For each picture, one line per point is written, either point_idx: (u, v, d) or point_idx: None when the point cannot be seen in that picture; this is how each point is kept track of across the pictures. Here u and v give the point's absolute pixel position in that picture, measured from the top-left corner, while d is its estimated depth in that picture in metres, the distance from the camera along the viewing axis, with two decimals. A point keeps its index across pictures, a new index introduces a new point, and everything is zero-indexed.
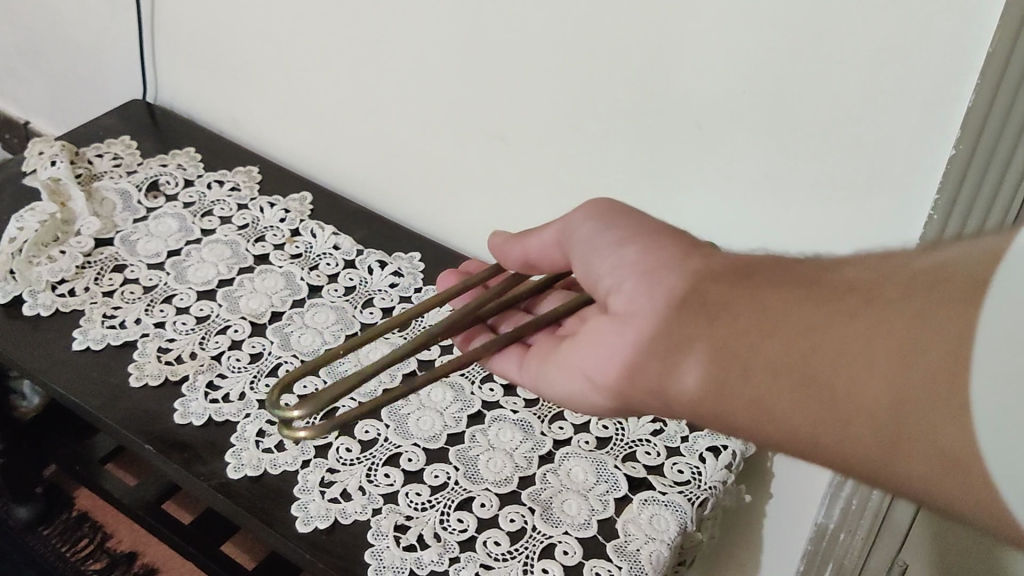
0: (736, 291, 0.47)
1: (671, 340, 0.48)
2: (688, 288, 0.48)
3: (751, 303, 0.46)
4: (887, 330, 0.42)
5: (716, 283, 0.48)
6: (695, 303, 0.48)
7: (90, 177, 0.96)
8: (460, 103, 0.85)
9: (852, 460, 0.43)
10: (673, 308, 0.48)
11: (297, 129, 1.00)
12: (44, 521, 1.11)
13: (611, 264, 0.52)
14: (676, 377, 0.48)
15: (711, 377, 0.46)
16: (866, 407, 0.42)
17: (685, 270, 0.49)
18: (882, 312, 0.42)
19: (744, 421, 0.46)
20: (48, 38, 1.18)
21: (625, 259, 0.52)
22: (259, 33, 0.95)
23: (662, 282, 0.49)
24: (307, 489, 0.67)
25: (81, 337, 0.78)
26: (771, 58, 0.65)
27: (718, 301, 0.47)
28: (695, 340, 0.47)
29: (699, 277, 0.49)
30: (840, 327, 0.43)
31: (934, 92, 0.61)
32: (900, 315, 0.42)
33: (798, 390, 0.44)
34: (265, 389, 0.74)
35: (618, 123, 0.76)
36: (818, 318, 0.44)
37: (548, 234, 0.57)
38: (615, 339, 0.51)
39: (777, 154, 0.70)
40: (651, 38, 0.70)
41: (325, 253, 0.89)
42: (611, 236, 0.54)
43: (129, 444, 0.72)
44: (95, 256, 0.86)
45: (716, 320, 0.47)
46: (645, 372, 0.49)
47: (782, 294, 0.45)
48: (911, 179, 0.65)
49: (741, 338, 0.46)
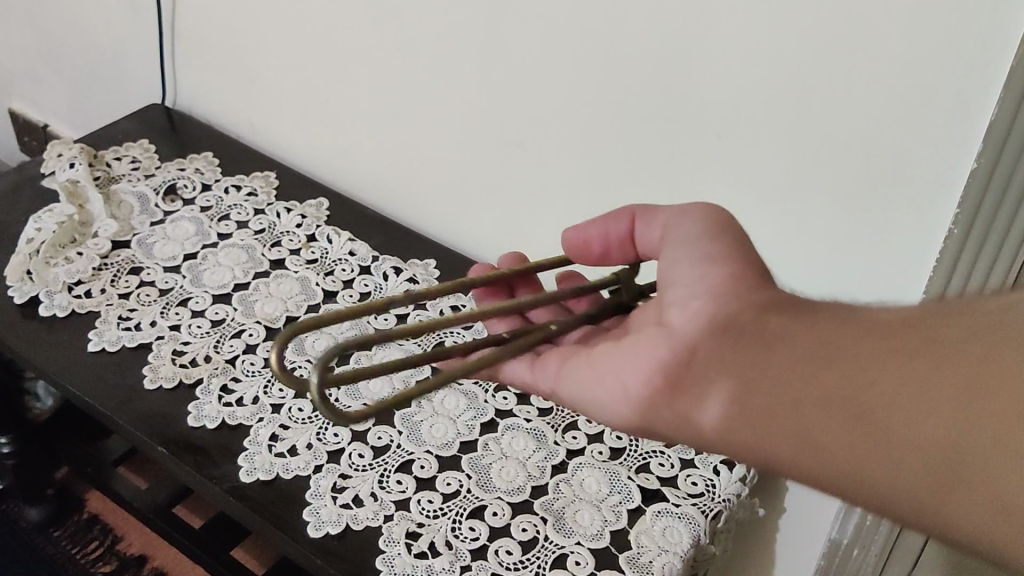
0: (796, 321, 0.45)
1: (716, 363, 0.46)
2: (746, 316, 0.46)
3: (811, 334, 0.44)
4: (954, 373, 0.41)
5: (777, 312, 0.46)
6: (754, 329, 0.46)
7: (108, 179, 0.97)
8: (477, 112, 0.85)
9: (894, 499, 0.41)
10: (730, 332, 0.46)
11: (313, 134, 1.00)
12: (55, 522, 1.12)
13: (687, 281, 0.50)
14: (712, 399, 0.46)
15: (753, 402, 0.44)
16: (923, 447, 0.40)
17: (745, 295, 0.47)
18: (950, 355, 0.41)
19: (780, 449, 0.43)
20: (68, 40, 1.19)
21: (694, 281, 0.49)
22: (279, 39, 0.95)
23: (725, 306, 0.47)
24: (319, 494, 0.67)
25: (97, 339, 0.78)
26: (793, 69, 0.65)
27: (780, 330, 0.45)
28: (747, 366, 0.45)
29: (761, 305, 0.46)
30: (903, 364, 0.42)
31: (958, 103, 0.60)
32: (970, 360, 0.41)
33: (848, 424, 0.42)
34: (279, 394, 0.74)
35: (635, 133, 0.76)
36: (883, 354, 0.42)
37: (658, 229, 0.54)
38: (652, 358, 0.48)
39: (796, 167, 0.69)
40: (670, 49, 0.70)
41: (341, 258, 0.89)
42: (679, 257, 0.51)
43: (142, 446, 0.72)
44: (112, 258, 0.87)
45: (774, 347, 0.45)
46: (682, 393, 0.47)
47: (842, 328, 0.44)
48: (931, 194, 0.65)
49: (798, 365, 0.44)
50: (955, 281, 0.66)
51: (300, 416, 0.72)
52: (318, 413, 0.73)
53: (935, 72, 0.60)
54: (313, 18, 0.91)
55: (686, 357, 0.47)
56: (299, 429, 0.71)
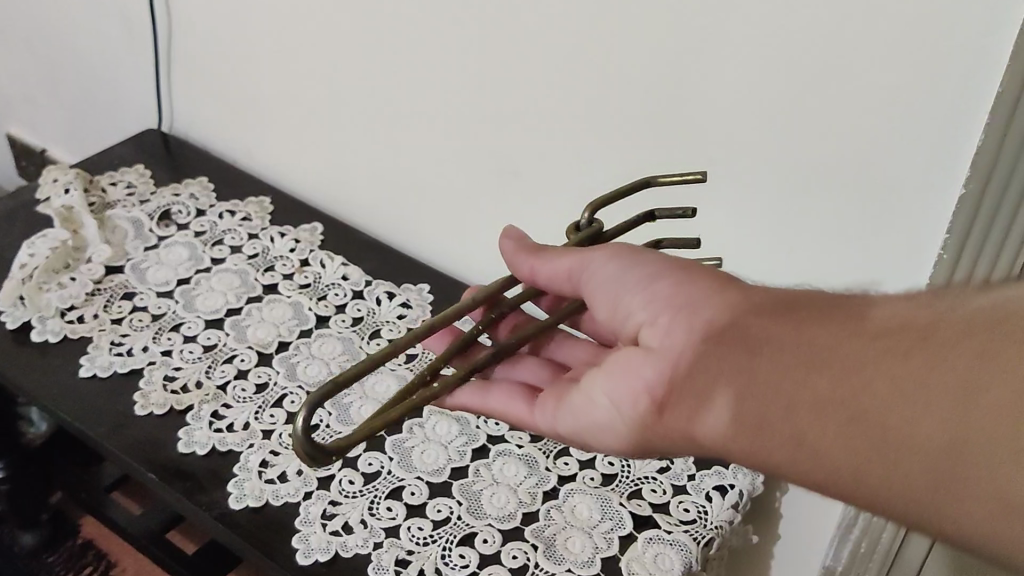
0: (780, 323, 0.46)
1: (705, 371, 0.46)
2: (727, 321, 0.47)
3: (797, 336, 0.45)
4: (932, 363, 0.43)
5: (758, 314, 0.46)
6: (736, 334, 0.46)
7: (102, 205, 0.97)
8: (470, 136, 0.85)
9: (904, 499, 0.42)
10: (712, 340, 0.46)
11: (308, 160, 1.00)
12: (49, 548, 1.11)
13: (645, 298, 0.51)
14: (706, 408, 0.46)
15: (750, 412, 0.45)
16: (922, 441, 0.42)
17: (719, 293, 0.48)
18: (923, 347, 0.43)
19: (778, 454, 0.44)
20: (66, 66, 1.19)
21: (655, 293, 0.50)
22: (274, 65, 0.96)
23: (698, 314, 0.48)
24: (308, 521, 0.66)
25: (88, 364, 0.78)
26: (786, 90, 0.66)
27: (762, 334, 0.46)
28: (736, 374, 0.45)
29: (739, 309, 0.47)
30: (890, 367, 0.43)
31: (946, 127, 0.61)
32: (944, 351, 0.43)
33: (845, 428, 0.43)
34: (269, 420, 0.74)
35: (627, 158, 0.76)
36: (863, 352, 0.44)
37: (558, 264, 0.55)
38: (648, 371, 0.49)
39: (790, 190, 0.69)
40: (661, 74, 0.70)
41: (334, 283, 0.89)
42: (633, 275, 0.52)
43: (132, 472, 0.72)
44: (105, 283, 0.87)
45: (757, 351, 0.45)
46: (678, 407, 0.47)
47: (831, 328, 0.45)
48: (921, 215, 0.65)
49: (787, 370, 0.44)
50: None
51: (291, 442, 0.72)
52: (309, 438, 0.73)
53: (927, 91, 0.61)
54: (307, 43, 0.92)
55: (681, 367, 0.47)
56: (290, 456, 0.71)
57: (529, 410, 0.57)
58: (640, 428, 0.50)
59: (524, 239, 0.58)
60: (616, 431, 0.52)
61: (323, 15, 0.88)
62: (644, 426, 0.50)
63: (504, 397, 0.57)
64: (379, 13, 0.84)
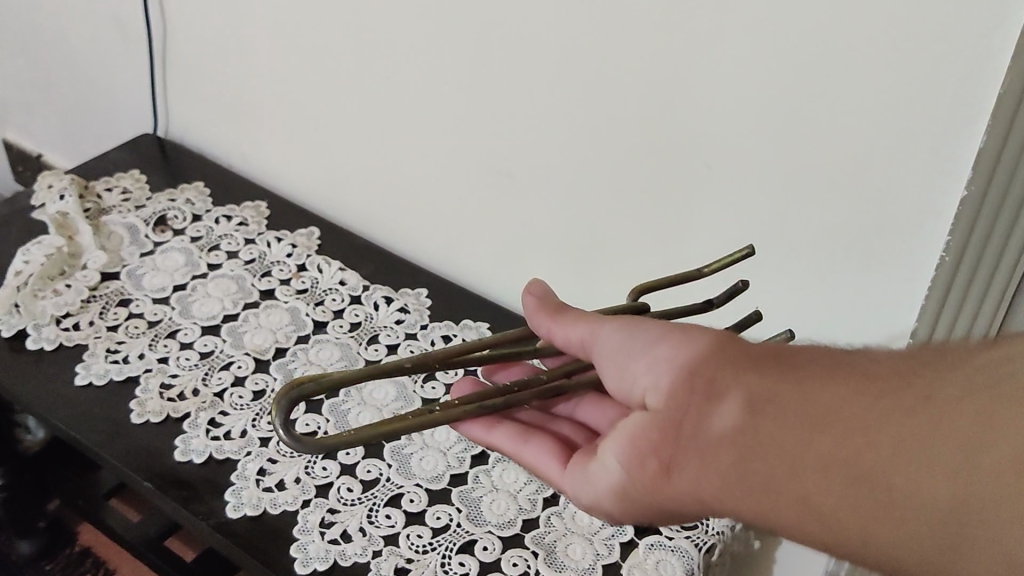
0: (780, 385, 0.45)
1: (709, 433, 0.45)
2: (726, 381, 0.45)
3: (797, 398, 0.44)
4: (934, 419, 0.41)
5: (757, 375, 0.45)
6: (737, 396, 0.45)
7: (98, 211, 0.96)
8: (466, 140, 0.84)
9: (908, 558, 0.41)
10: (714, 402, 0.45)
11: (304, 163, 1.00)
12: (46, 556, 1.11)
13: (647, 361, 0.49)
14: (707, 468, 0.45)
15: (749, 475, 0.44)
16: (924, 500, 0.40)
17: (721, 348, 0.47)
18: (924, 400, 0.42)
19: (781, 516, 0.43)
20: (61, 71, 1.19)
21: (657, 355, 0.48)
22: (269, 69, 0.95)
23: (698, 376, 0.46)
24: (307, 530, 0.66)
25: (84, 372, 0.78)
26: (783, 94, 0.65)
27: (763, 395, 0.44)
28: (739, 437, 0.44)
29: (737, 369, 0.46)
30: (890, 425, 0.42)
31: (946, 130, 0.60)
32: (944, 403, 0.41)
33: (849, 490, 0.42)
34: (267, 427, 0.73)
35: (624, 161, 0.75)
36: (864, 410, 0.42)
37: (575, 331, 0.53)
38: (654, 436, 0.47)
39: (788, 195, 0.69)
40: (659, 76, 0.69)
41: (331, 288, 0.89)
42: (641, 336, 0.50)
43: (128, 481, 0.71)
44: (101, 290, 0.86)
45: (758, 413, 0.44)
46: (684, 469, 0.46)
47: (830, 387, 0.44)
48: (923, 218, 0.64)
49: (789, 432, 0.43)
50: (955, 293, 0.65)
51: (288, 449, 0.71)
52: None
53: (926, 96, 0.59)
54: (302, 47, 0.91)
55: (683, 431, 0.46)
56: (287, 464, 0.70)
57: (561, 471, 0.54)
58: (645, 494, 0.49)
59: (547, 296, 0.55)
60: (621, 494, 0.50)
61: (318, 18, 0.88)
62: (648, 490, 0.48)
63: (535, 455, 0.55)
64: (373, 16, 0.83)
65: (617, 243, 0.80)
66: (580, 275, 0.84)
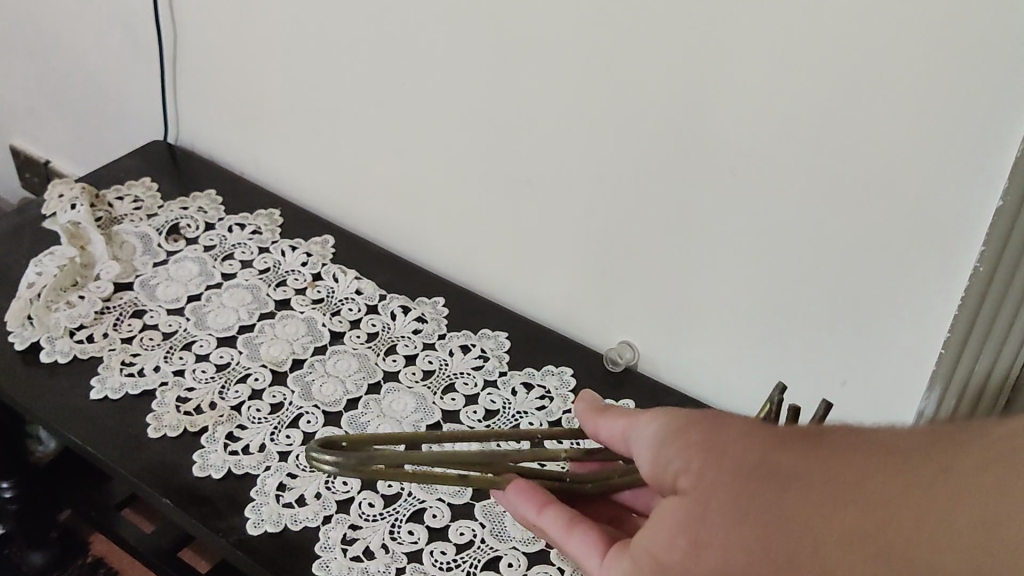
0: (807, 459, 0.40)
1: (732, 509, 0.40)
2: (753, 456, 0.41)
3: (822, 471, 0.39)
4: (956, 481, 0.36)
5: (785, 451, 0.41)
6: (763, 470, 0.40)
7: (110, 220, 0.95)
8: (483, 147, 0.83)
9: None
10: (739, 475, 0.41)
11: (317, 171, 0.99)
12: (58, 568, 1.10)
13: (676, 439, 0.44)
14: (730, 548, 0.40)
15: (767, 547, 0.39)
16: (946, 549, 0.35)
17: (728, 420, 0.43)
18: (935, 455, 0.38)
19: None
20: (70, 77, 1.18)
21: (686, 434, 0.44)
22: (282, 75, 0.94)
23: (725, 450, 0.42)
24: (328, 547, 0.65)
25: (99, 386, 0.76)
26: (813, 102, 0.63)
27: (788, 469, 0.40)
28: (763, 515, 0.39)
29: (763, 443, 0.41)
30: (911, 493, 0.37)
31: (979, 142, 0.59)
32: (949, 457, 0.37)
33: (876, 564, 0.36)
34: (286, 441, 0.72)
35: (645, 169, 0.74)
36: (872, 467, 0.38)
37: (620, 425, 0.49)
38: (674, 515, 0.42)
39: (816, 205, 0.67)
40: (682, 83, 0.68)
41: (347, 297, 0.88)
42: (674, 420, 0.45)
43: (146, 496, 0.70)
44: (114, 301, 0.85)
45: (785, 488, 0.39)
46: (708, 549, 0.40)
47: (855, 459, 0.39)
48: (954, 231, 0.62)
49: (811, 508, 0.38)
50: (981, 325, 0.62)
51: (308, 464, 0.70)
52: None
53: (960, 104, 0.58)
54: (316, 53, 0.90)
55: (695, 505, 0.41)
56: (307, 478, 0.69)
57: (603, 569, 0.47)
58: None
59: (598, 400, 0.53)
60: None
61: (331, 24, 0.87)
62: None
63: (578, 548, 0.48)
64: (389, 21, 0.82)
65: (636, 252, 0.79)
66: (599, 284, 0.83)
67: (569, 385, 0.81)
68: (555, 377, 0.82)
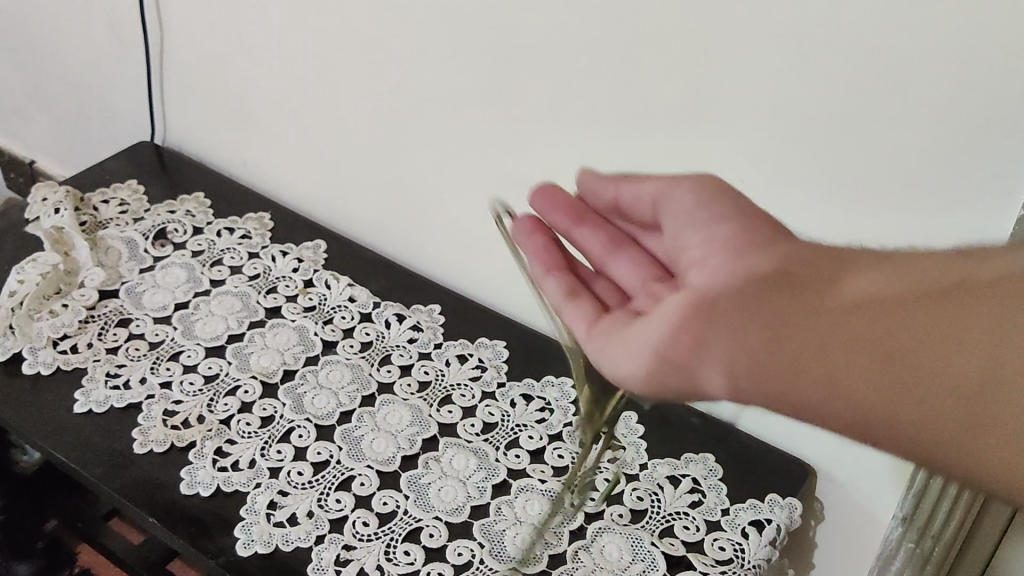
0: (812, 280, 0.41)
1: (733, 322, 0.41)
2: (764, 277, 0.41)
3: (825, 300, 0.40)
4: (959, 316, 0.38)
5: (790, 281, 0.41)
6: (769, 286, 0.41)
7: (95, 224, 0.92)
8: (479, 150, 0.81)
9: (932, 451, 0.39)
10: (747, 291, 0.41)
11: (309, 174, 0.96)
12: None
13: (689, 248, 0.45)
14: (712, 368, 0.42)
15: (774, 344, 0.40)
16: (945, 383, 0.38)
17: (735, 241, 0.43)
18: (937, 293, 0.39)
19: (798, 393, 0.40)
20: (54, 76, 1.15)
21: (701, 246, 0.45)
22: (272, 75, 0.92)
23: (740, 268, 0.42)
24: (321, 568, 0.62)
25: (83, 399, 0.74)
26: (825, 106, 0.61)
27: (791, 287, 0.41)
28: (765, 328, 0.41)
29: (778, 269, 0.41)
30: (916, 323, 0.39)
31: (1000, 149, 0.56)
32: (952, 301, 0.38)
33: (879, 368, 0.39)
34: (277, 457, 0.70)
35: (648, 174, 0.72)
36: (885, 303, 0.39)
37: (645, 194, 0.49)
38: (671, 315, 0.44)
39: (828, 212, 0.65)
40: (687, 85, 0.66)
41: (340, 305, 0.85)
42: (692, 231, 0.46)
43: (132, 515, 0.68)
44: (99, 309, 0.82)
45: (787, 308, 0.41)
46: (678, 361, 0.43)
47: (850, 283, 0.40)
48: (971, 242, 0.60)
49: (820, 320, 0.40)
50: None
51: (299, 481, 0.68)
52: (319, 477, 0.69)
53: (979, 106, 0.56)
54: (307, 54, 0.87)
55: (706, 313, 0.42)
56: (299, 496, 0.67)
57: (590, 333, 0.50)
58: (649, 382, 0.45)
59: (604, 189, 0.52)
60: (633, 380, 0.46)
61: (324, 23, 0.84)
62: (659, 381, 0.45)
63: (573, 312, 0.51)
64: (383, 20, 0.80)
65: None
66: None
67: (569, 396, 0.79)
68: (555, 388, 0.79)
